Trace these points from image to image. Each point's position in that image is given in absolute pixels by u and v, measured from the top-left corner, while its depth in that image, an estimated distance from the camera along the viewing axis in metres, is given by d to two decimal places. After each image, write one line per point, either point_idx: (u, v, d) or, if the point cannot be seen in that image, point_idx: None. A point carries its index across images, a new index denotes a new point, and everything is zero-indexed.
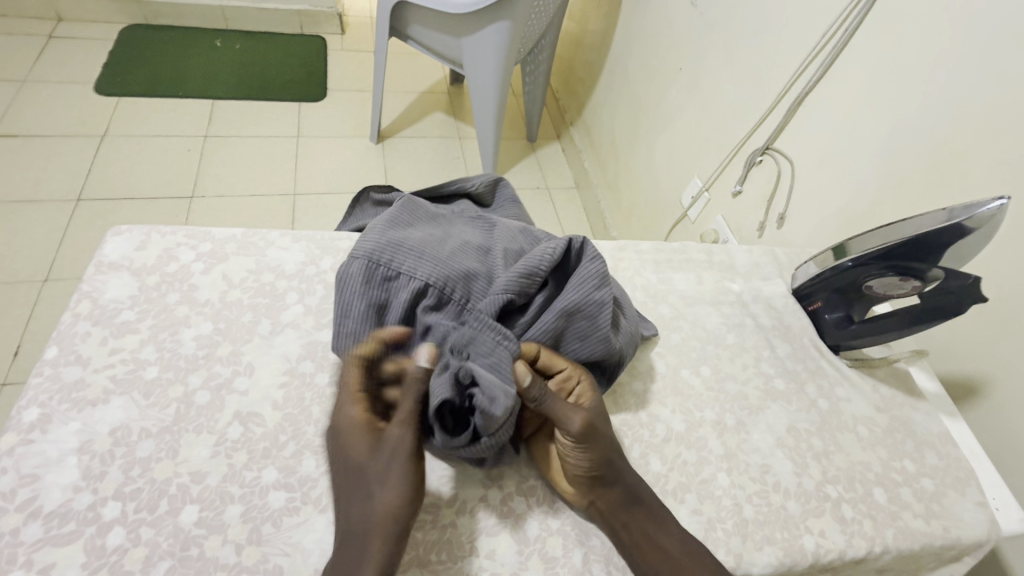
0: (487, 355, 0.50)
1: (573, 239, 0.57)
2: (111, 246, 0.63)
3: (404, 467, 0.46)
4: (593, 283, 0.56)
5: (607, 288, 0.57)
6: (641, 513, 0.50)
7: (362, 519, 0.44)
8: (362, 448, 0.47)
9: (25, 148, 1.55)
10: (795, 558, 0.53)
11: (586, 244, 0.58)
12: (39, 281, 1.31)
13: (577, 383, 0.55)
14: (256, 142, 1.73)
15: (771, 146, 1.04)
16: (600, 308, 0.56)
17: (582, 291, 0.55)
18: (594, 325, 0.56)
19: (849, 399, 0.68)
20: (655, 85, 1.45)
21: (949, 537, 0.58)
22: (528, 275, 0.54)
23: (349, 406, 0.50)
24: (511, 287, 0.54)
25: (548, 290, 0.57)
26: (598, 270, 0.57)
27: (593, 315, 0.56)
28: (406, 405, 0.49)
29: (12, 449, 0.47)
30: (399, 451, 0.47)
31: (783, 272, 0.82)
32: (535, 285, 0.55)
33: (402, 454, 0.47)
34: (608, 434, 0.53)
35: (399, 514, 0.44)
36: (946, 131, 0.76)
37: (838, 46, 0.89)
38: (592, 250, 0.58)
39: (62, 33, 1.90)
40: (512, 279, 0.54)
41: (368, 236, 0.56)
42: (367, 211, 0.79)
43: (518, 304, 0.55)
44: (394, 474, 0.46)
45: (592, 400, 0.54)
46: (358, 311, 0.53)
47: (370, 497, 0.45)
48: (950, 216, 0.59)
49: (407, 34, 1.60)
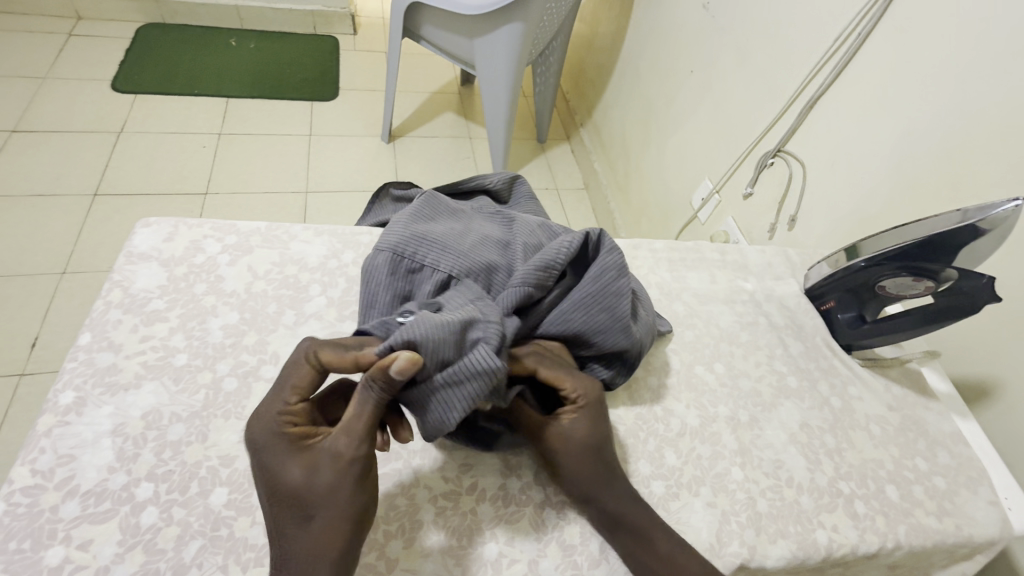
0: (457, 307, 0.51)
1: (590, 232, 0.58)
2: (140, 237, 0.64)
3: (349, 488, 0.43)
4: (613, 274, 0.57)
5: (626, 279, 0.58)
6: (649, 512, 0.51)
7: (298, 549, 0.41)
8: (295, 469, 0.43)
9: (46, 143, 1.58)
10: (808, 551, 0.54)
11: (604, 236, 0.59)
12: (57, 273, 1.33)
13: (577, 400, 0.53)
14: (270, 140, 1.75)
15: (783, 149, 1.05)
16: (620, 298, 0.57)
17: (604, 284, 0.57)
18: (617, 317, 0.56)
19: (861, 398, 0.69)
20: (667, 87, 1.46)
21: (961, 534, 0.59)
22: (546, 268, 0.55)
23: (276, 418, 0.45)
24: (529, 280, 0.54)
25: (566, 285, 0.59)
26: (616, 262, 0.58)
27: (614, 306, 0.56)
28: (361, 409, 0.45)
29: (49, 431, 0.49)
30: (341, 467, 0.43)
31: (796, 273, 0.83)
32: (552, 277, 0.56)
33: (346, 470, 0.43)
34: (587, 466, 0.51)
35: (344, 539, 0.41)
36: (958, 135, 0.77)
37: (853, 50, 0.90)
38: (610, 242, 0.59)
39: (80, 31, 1.93)
40: (531, 270, 0.54)
41: (393, 229, 0.58)
42: (386, 207, 0.80)
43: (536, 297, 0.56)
44: (339, 494, 0.42)
45: (581, 425, 0.52)
46: (385, 301, 0.54)
47: (301, 530, 0.42)
48: (964, 216, 0.60)
49: (420, 34, 1.62)
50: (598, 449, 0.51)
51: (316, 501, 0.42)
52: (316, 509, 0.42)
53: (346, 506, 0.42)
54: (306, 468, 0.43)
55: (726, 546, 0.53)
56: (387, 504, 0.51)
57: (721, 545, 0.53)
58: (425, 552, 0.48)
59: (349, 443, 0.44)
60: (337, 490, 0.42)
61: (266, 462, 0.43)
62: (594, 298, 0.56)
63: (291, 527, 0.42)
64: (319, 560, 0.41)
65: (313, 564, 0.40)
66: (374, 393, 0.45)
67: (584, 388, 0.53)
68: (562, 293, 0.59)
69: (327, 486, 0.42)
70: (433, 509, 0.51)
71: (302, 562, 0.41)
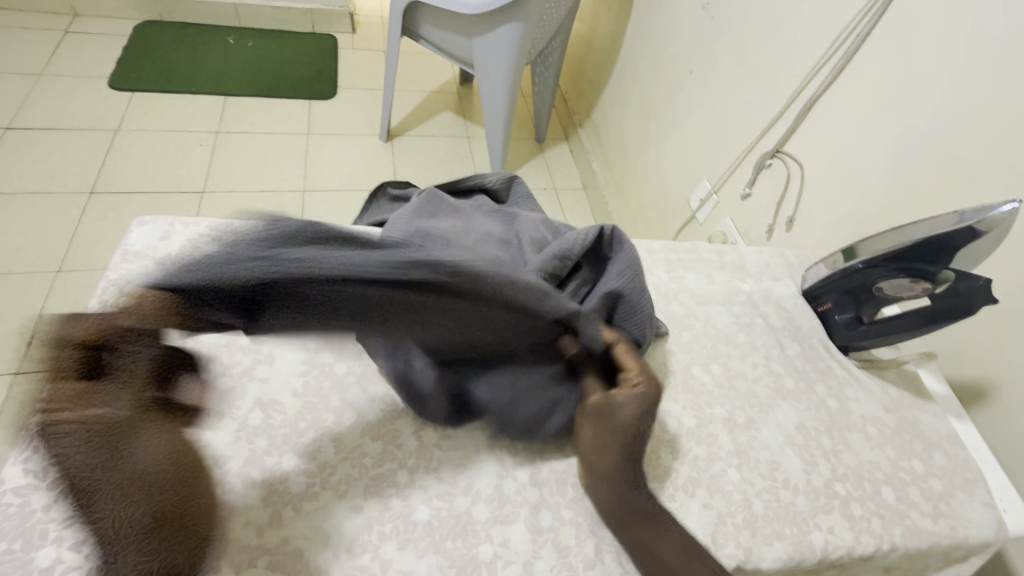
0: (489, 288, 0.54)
1: (605, 226, 0.60)
2: (135, 236, 0.64)
3: (135, 453, 0.43)
4: (632, 267, 0.59)
5: (641, 272, 0.60)
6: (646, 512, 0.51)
7: (107, 520, 0.41)
8: (73, 447, 0.42)
9: (42, 141, 1.57)
10: (804, 553, 0.54)
11: (616, 232, 0.62)
12: (52, 272, 1.32)
13: (636, 385, 0.56)
14: (268, 139, 1.75)
15: (781, 150, 1.05)
16: (640, 289, 0.59)
17: (624, 277, 0.59)
18: (637, 308, 0.59)
19: (858, 399, 0.69)
20: (665, 88, 1.46)
21: (956, 536, 0.59)
22: (564, 257, 0.56)
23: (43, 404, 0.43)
24: (548, 268, 0.55)
25: (582, 278, 0.60)
26: (631, 256, 0.60)
27: (635, 296, 0.59)
28: (132, 379, 0.45)
29: None
30: (117, 437, 0.43)
31: (793, 274, 0.83)
32: (568, 267, 0.57)
33: (128, 439, 0.43)
34: (619, 442, 0.53)
35: (148, 501, 0.42)
36: (955, 136, 0.77)
37: (851, 51, 0.90)
38: (622, 235, 0.61)
39: (77, 28, 1.92)
40: (550, 259, 0.55)
41: (396, 225, 0.57)
42: (383, 206, 0.80)
43: (552, 286, 0.56)
44: (126, 460, 0.43)
45: (631, 404, 0.54)
46: None
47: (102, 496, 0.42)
48: (962, 218, 0.61)
49: (419, 33, 1.62)
50: (637, 436, 0.53)
51: (103, 481, 0.42)
52: (108, 489, 0.42)
53: (137, 471, 0.43)
54: (91, 445, 0.42)
55: (721, 547, 0.53)
56: (381, 504, 0.50)
57: (716, 547, 0.53)
58: (419, 553, 0.48)
59: (126, 410, 0.44)
60: (124, 457, 0.43)
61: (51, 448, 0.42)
62: (620, 287, 0.58)
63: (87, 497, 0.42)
64: (127, 528, 0.41)
65: (113, 534, 0.41)
66: (143, 356, 0.46)
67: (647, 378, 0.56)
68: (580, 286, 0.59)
69: (115, 455, 0.42)
70: (428, 510, 0.51)
71: (118, 531, 0.41)
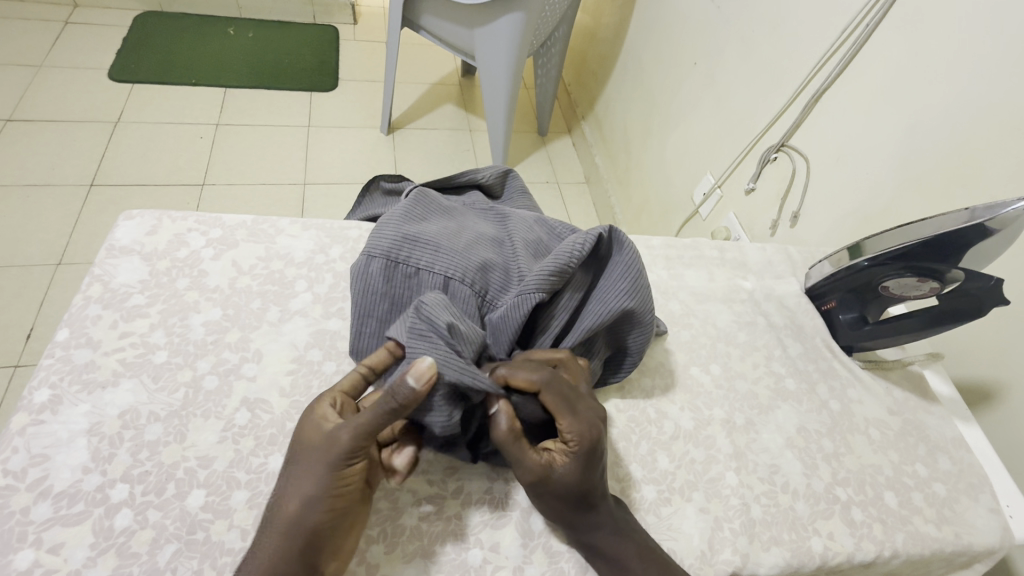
0: (501, 293, 0.55)
1: (604, 228, 0.58)
2: (122, 230, 0.63)
3: (332, 479, 0.43)
4: (634, 270, 0.58)
5: (643, 276, 0.58)
6: (629, 525, 0.49)
7: (277, 514, 0.43)
8: (302, 435, 0.46)
9: (40, 134, 1.56)
10: (802, 559, 0.53)
11: (616, 233, 0.59)
12: (52, 265, 1.32)
13: (569, 443, 0.47)
14: (268, 131, 1.73)
15: (786, 143, 1.02)
16: (644, 294, 0.58)
17: (629, 282, 0.57)
18: (644, 312, 0.58)
19: (861, 401, 0.67)
20: (670, 79, 1.42)
21: (960, 543, 0.57)
22: (563, 269, 0.54)
23: (325, 393, 0.48)
24: (547, 280, 0.53)
25: (577, 285, 0.57)
26: (631, 258, 0.58)
27: (640, 304, 0.57)
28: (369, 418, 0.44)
29: (23, 429, 0.47)
30: (322, 452, 0.44)
31: (796, 271, 0.81)
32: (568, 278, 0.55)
33: (337, 467, 0.43)
34: (589, 473, 0.47)
35: (306, 517, 0.42)
36: (966, 132, 0.74)
37: (859, 42, 0.87)
38: (622, 238, 0.59)
39: (77, 19, 1.90)
40: (547, 268, 0.53)
41: (383, 230, 0.56)
42: (376, 200, 0.78)
43: (548, 298, 0.55)
44: (315, 476, 0.43)
45: (569, 425, 0.47)
46: (382, 311, 0.53)
47: (282, 499, 0.44)
48: (973, 215, 0.58)
49: (419, 24, 1.59)
50: (594, 447, 0.47)
51: (294, 477, 0.44)
52: (293, 487, 0.43)
53: (319, 490, 0.43)
54: (312, 445, 0.45)
55: (717, 554, 0.52)
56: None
57: (713, 553, 0.52)
58: (408, 559, 0.47)
59: (344, 440, 0.43)
60: (320, 470, 0.43)
61: (300, 430, 0.46)
62: (623, 298, 0.56)
63: (281, 489, 0.44)
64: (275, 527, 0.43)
65: (274, 529, 0.42)
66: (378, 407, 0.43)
67: (579, 434, 0.47)
68: (582, 290, 0.57)
69: (309, 462, 0.44)
70: (417, 513, 0.50)
71: (277, 524, 0.42)
